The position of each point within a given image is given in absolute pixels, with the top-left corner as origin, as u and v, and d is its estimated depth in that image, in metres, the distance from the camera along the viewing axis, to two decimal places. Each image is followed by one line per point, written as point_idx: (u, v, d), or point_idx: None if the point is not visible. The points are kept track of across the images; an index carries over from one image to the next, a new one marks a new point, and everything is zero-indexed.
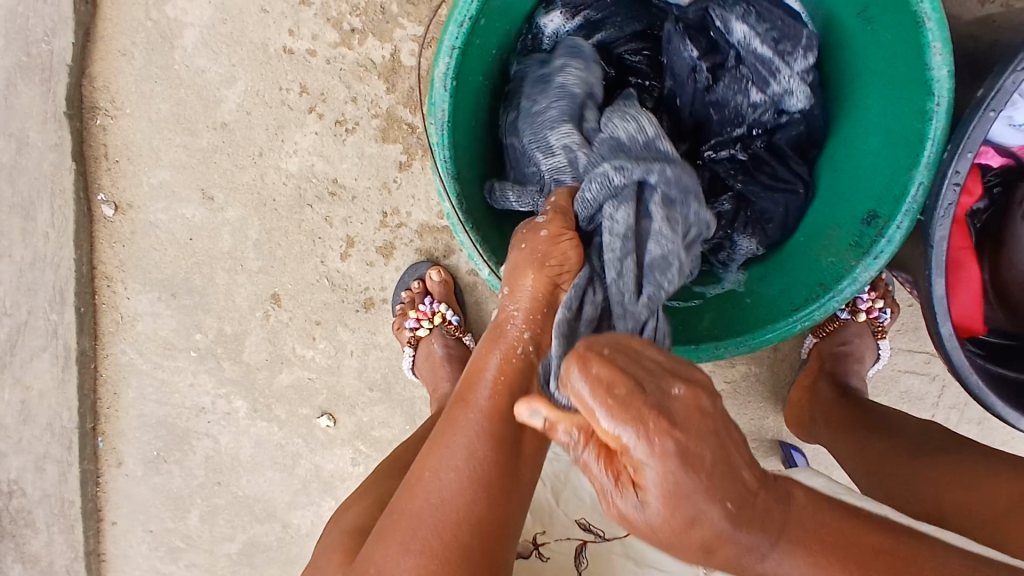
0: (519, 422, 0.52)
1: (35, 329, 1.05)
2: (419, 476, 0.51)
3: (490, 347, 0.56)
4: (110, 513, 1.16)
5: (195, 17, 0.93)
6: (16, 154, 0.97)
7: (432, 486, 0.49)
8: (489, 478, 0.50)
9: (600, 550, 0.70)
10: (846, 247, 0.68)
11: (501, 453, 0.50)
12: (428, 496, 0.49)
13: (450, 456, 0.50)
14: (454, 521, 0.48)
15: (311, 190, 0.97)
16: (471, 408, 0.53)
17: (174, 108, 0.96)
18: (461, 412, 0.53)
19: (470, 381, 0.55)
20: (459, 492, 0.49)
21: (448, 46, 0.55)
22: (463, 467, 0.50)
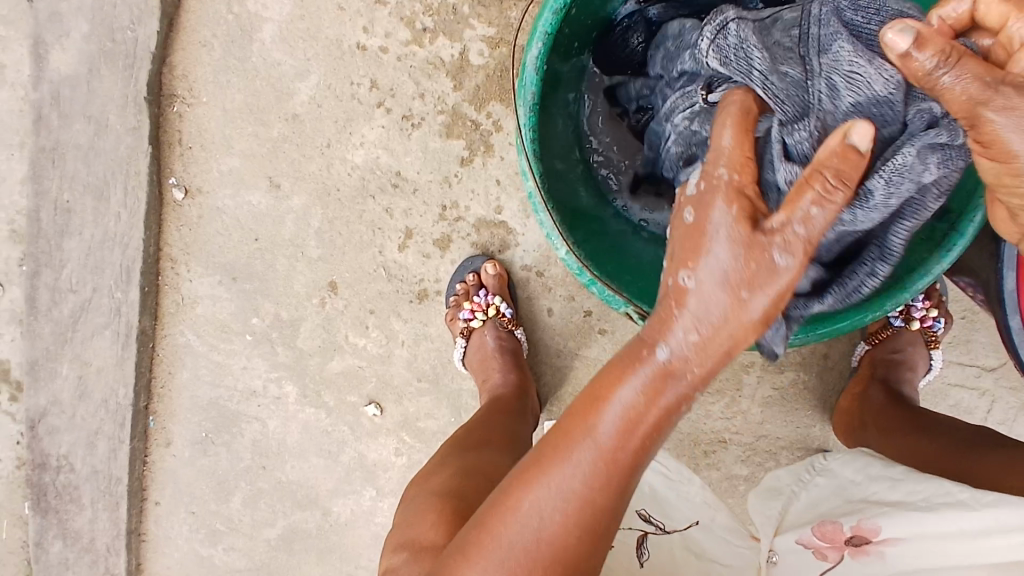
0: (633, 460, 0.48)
1: (99, 307, 1.09)
2: (515, 500, 0.49)
3: (630, 370, 0.48)
4: (155, 492, 1.19)
5: (275, 12, 0.97)
6: (95, 136, 1.02)
7: (528, 517, 0.48)
8: (594, 504, 0.48)
9: (661, 541, 0.77)
10: (920, 241, 0.66)
11: (604, 495, 0.48)
12: (523, 524, 0.48)
13: (555, 487, 0.48)
14: (545, 557, 0.48)
15: (375, 182, 1.00)
16: (590, 441, 0.48)
17: (247, 98, 1.00)
18: (579, 436, 0.48)
19: (596, 398, 0.49)
20: (559, 529, 0.48)
21: (541, 32, 0.58)
22: (567, 504, 0.48)
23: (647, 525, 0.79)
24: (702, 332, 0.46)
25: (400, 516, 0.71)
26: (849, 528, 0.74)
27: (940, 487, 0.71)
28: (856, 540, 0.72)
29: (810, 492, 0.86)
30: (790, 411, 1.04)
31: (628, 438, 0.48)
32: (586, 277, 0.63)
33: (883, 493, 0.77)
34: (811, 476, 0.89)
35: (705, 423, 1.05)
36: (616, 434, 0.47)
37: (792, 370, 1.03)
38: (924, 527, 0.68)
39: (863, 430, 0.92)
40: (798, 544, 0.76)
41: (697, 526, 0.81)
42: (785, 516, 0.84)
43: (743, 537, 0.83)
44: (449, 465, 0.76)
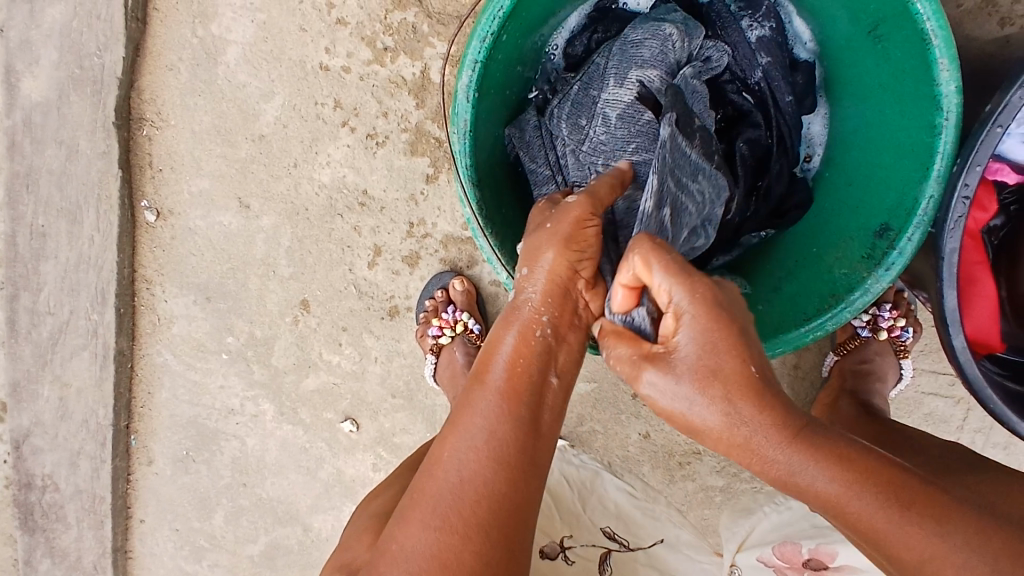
0: (533, 396, 0.55)
1: (77, 329, 1.10)
2: (437, 457, 0.52)
3: (506, 325, 0.58)
4: (139, 511, 1.20)
5: (238, 35, 0.98)
6: (66, 161, 1.03)
7: (450, 467, 0.51)
8: (511, 441, 0.52)
9: (624, 559, 0.75)
10: (859, 258, 0.69)
11: (519, 434, 0.52)
12: (449, 472, 0.51)
13: (467, 435, 0.52)
14: (476, 499, 0.49)
15: (342, 201, 1.01)
16: (485, 388, 0.55)
17: (215, 121, 1.01)
18: (476, 391, 0.55)
19: (485, 359, 0.57)
20: (478, 471, 0.50)
21: (471, 60, 0.58)
22: (481, 444, 0.51)
23: (610, 542, 0.77)
24: (545, 283, 0.58)
25: (346, 537, 0.70)
26: (808, 550, 0.75)
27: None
28: (814, 564, 0.74)
29: (778, 515, 0.83)
30: None
31: (520, 375, 0.55)
32: None
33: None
34: (785, 497, 0.86)
35: (678, 436, 1.05)
36: (506, 375, 0.55)
37: None
38: None
39: None
40: (759, 562, 0.77)
41: (661, 544, 0.79)
42: (751, 535, 0.82)
43: (707, 553, 0.80)
44: (397, 485, 0.76)
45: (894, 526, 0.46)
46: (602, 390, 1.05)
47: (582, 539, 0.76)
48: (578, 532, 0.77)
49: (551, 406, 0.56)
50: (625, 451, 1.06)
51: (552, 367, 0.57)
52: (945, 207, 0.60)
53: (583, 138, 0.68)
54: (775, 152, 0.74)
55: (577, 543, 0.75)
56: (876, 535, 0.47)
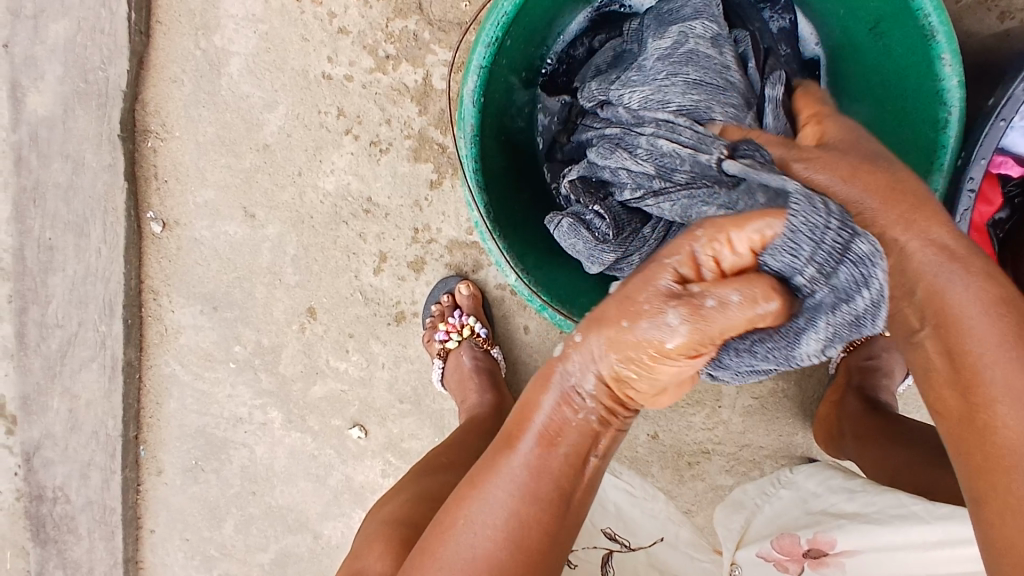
0: (565, 484, 0.51)
1: (85, 341, 1.11)
2: (452, 521, 0.51)
3: (545, 387, 0.51)
4: (149, 521, 1.20)
5: (241, 46, 0.99)
6: (73, 174, 1.04)
7: (462, 537, 0.50)
8: (530, 524, 0.50)
9: (626, 559, 0.74)
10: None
11: (545, 516, 0.50)
12: (460, 544, 0.50)
13: (488, 510, 0.50)
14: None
15: (347, 208, 1.02)
16: (517, 454, 0.50)
17: (219, 131, 1.02)
18: (503, 457, 0.51)
19: (520, 418, 0.52)
20: (494, 551, 0.49)
21: (475, 65, 0.59)
22: (502, 523, 0.49)
23: (612, 543, 0.76)
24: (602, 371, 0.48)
25: (357, 543, 0.71)
26: (806, 540, 0.75)
27: (894, 500, 0.73)
28: (814, 553, 0.74)
29: (771, 507, 0.86)
30: (772, 420, 1.03)
31: (551, 452, 0.50)
32: (537, 303, 0.64)
33: (841, 504, 0.79)
34: (775, 489, 0.90)
35: (688, 436, 1.05)
36: (537, 448, 0.50)
37: (771, 379, 1.03)
38: (878, 540, 0.71)
39: (843, 441, 0.90)
40: (759, 557, 0.76)
41: (661, 543, 0.80)
42: (748, 530, 0.84)
43: (707, 551, 0.83)
44: (405, 492, 0.76)
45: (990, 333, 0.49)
46: None
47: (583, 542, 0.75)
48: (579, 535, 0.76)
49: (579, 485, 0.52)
50: (634, 451, 1.06)
51: (588, 448, 0.52)
52: (952, 201, 0.64)
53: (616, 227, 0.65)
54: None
55: (579, 547, 0.74)
56: (953, 325, 0.50)
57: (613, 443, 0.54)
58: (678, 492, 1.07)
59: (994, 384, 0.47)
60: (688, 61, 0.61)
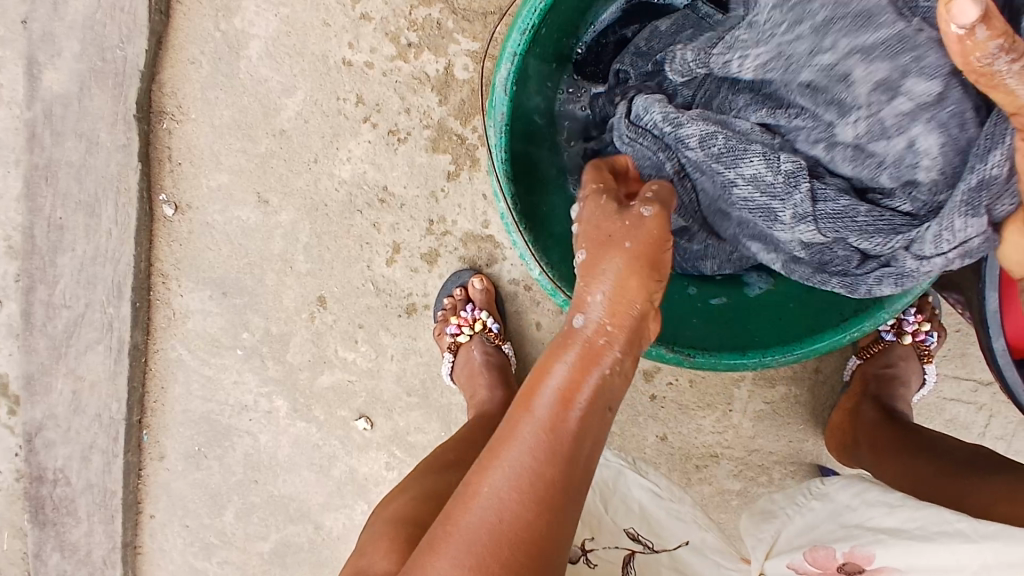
0: (582, 428, 0.51)
1: (91, 322, 1.10)
2: (474, 489, 0.50)
3: (562, 345, 0.53)
4: (150, 506, 1.19)
5: (261, 29, 0.98)
6: (86, 153, 1.02)
7: (485, 505, 0.49)
8: (554, 480, 0.49)
9: (647, 559, 0.72)
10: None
11: (564, 466, 0.50)
12: (483, 509, 0.49)
13: (505, 473, 0.50)
14: (507, 540, 0.48)
15: (362, 197, 1.01)
16: (533, 416, 0.51)
17: (236, 115, 1.01)
18: (523, 417, 0.51)
19: (535, 379, 0.53)
20: (518, 513, 0.49)
21: (509, 52, 0.57)
22: (522, 481, 0.49)
23: (635, 543, 0.74)
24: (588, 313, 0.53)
25: (366, 540, 0.69)
26: (842, 554, 0.69)
27: (938, 515, 0.66)
28: (849, 568, 0.68)
29: (805, 517, 0.80)
30: (783, 425, 1.02)
31: (571, 408, 0.51)
32: (560, 297, 0.63)
33: (881, 517, 0.71)
34: (807, 499, 0.83)
35: (696, 439, 1.04)
36: (557, 404, 0.51)
37: (784, 384, 1.02)
38: (922, 558, 0.63)
39: (856, 449, 0.90)
40: (790, 569, 0.72)
41: (685, 547, 0.75)
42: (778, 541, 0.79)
43: (732, 559, 0.77)
44: (415, 488, 0.75)
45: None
46: None
47: (604, 541, 0.74)
48: (600, 532, 0.75)
49: (596, 430, 0.53)
50: (642, 452, 1.05)
51: (609, 398, 0.53)
52: None
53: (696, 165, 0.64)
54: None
55: (598, 545, 0.73)
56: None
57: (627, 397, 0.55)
58: None
59: None
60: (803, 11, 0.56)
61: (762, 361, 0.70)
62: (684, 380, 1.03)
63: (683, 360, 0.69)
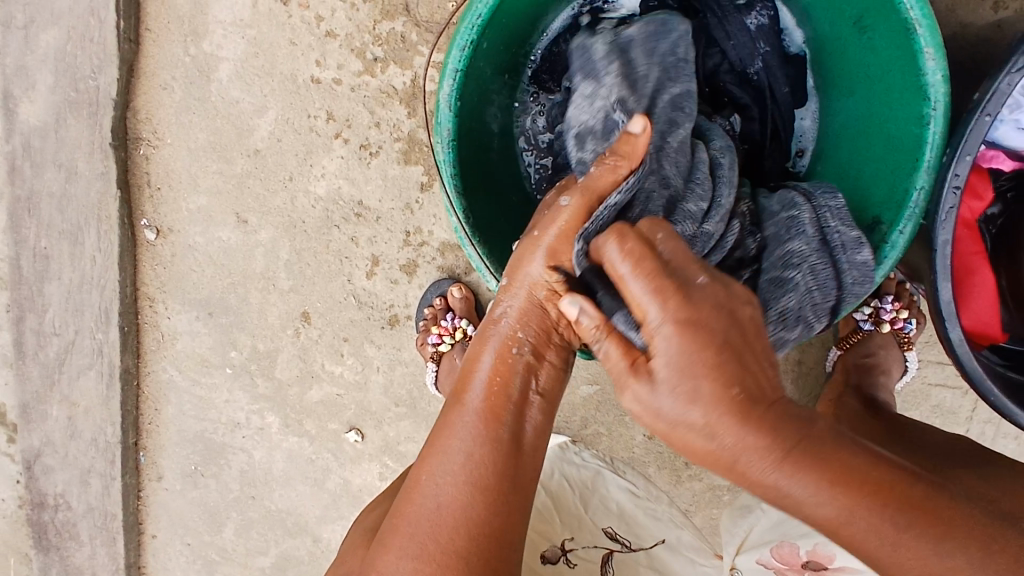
0: (511, 422, 0.57)
1: (82, 348, 1.11)
2: (416, 480, 0.56)
3: (484, 346, 0.60)
4: (151, 526, 1.20)
5: (229, 52, 0.99)
6: (65, 183, 1.04)
7: (427, 492, 0.54)
8: (487, 465, 0.54)
9: (627, 558, 0.75)
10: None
11: (494, 454, 0.55)
12: (429, 498, 0.54)
13: (444, 463, 0.55)
14: (451, 527, 0.52)
15: (339, 212, 1.01)
16: (464, 408, 0.58)
17: (210, 137, 1.02)
18: (455, 413, 0.58)
19: (464, 381, 0.60)
20: (455, 498, 0.53)
21: (451, 69, 0.59)
22: (458, 467, 0.54)
23: (613, 542, 0.76)
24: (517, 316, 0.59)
25: (343, 551, 0.70)
26: (806, 552, 0.74)
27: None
28: (813, 566, 0.73)
29: (773, 511, 0.81)
30: None
31: (498, 400, 0.57)
32: None
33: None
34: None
35: None
36: (484, 400, 0.57)
37: None
38: None
39: None
40: (758, 565, 0.75)
41: (662, 546, 0.78)
42: (750, 535, 0.81)
43: (706, 556, 0.82)
44: (391, 497, 0.76)
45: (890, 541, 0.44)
46: (606, 394, 1.04)
47: (584, 541, 0.75)
48: (579, 534, 0.76)
49: (528, 420, 0.58)
50: (631, 452, 1.05)
51: (530, 389, 0.59)
52: (936, 199, 0.60)
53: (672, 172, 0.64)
54: (769, 148, 0.75)
55: (579, 545, 0.75)
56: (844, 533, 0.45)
57: (553, 390, 0.61)
58: (676, 493, 1.06)
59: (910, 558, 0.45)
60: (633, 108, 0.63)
61: None
62: None
63: None
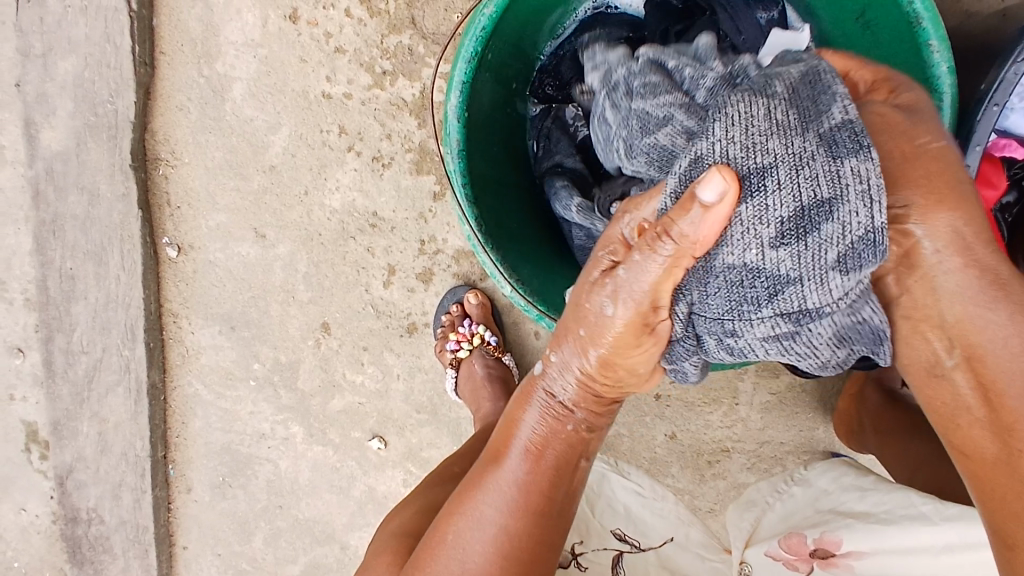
0: (548, 492, 0.56)
1: (110, 365, 1.14)
2: (441, 538, 0.56)
3: (527, 406, 0.57)
4: (181, 538, 1.22)
5: (242, 71, 1.01)
6: (89, 206, 1.07)
7: (452, 555, 0.55)
8: (519, 540, 0.54)
9: (636, 560, 0.74)
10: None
11: (528, 522, 0.55)
12: (450, 561, 0.55)
13: (472, 527, 0.55)
14: None
15: (354, 224, 1.03)
16: (503, 471, 0.56)
17: (226, 155, 1.04)
18: (493, 472, 0.57)
19: (505, 436, 0.58)
20: (483, 566, 0.54)
21: (458, 82, 0.61)
22: (491, 536, 0.54)
23: (622, 543, 0.76)
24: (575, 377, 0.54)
25: (369, 553, 0.71)
26: (813, 540, 0.75)
27: (903, 501, 0.74)
28: (820, 553, 0.73)
29: (783, 505, 0.86)
30: (791, 415, 1.02)
31: (537, 465, 0.56)
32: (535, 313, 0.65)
33: (852, 502, 0.79)
34: (787, 485, 0.90)
35: (706, 434, 1.04)
36: (525, 462, 0.56)
37: (788, 373, 1.02)
38: (888, 540, 0.70)
39: (862, 432, 0.90)
40: (768, 556, 0.75)
41: (671, 543, 0.79)
42: (757, 529, 0.83)
43: (715, 551, 0.83)
44: (415, 503, 0.77)
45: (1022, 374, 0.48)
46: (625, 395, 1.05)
47: (593, 544, 0.75)
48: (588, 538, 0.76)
49: (564, 488, 0.57)
50: (652, 453, 1.06)
51: (576, 457, 0.58)
52: None
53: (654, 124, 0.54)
54: None
55: (588, 548, 0.75)
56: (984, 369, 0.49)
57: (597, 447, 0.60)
58: (700, 491, 1.06)
59: None
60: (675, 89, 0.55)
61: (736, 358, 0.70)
62: None
63: None
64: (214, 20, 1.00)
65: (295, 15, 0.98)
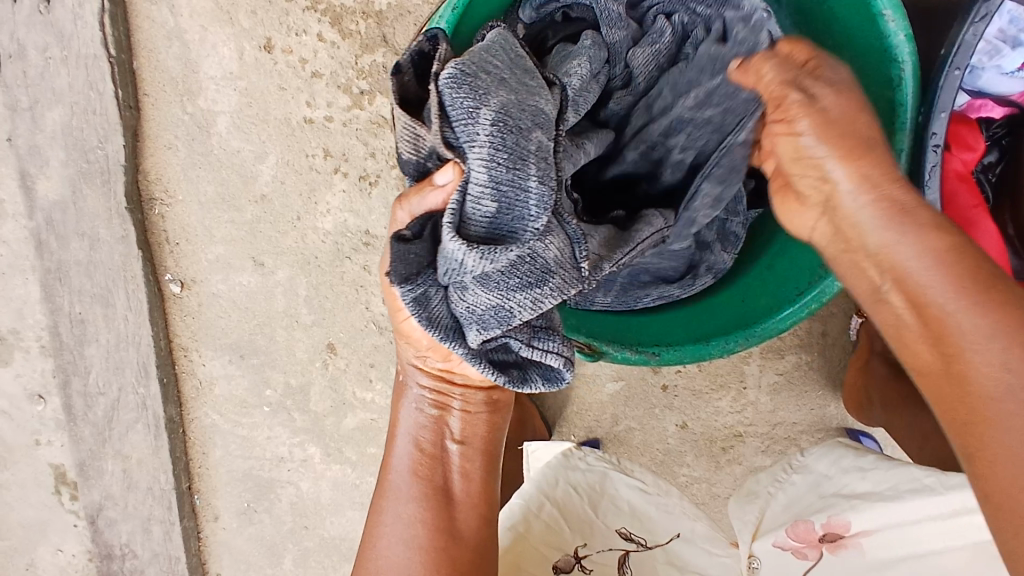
0: (439, 481, 0.64)
1: (127, 404, 1.16)
2: (369, 538, 0.65)
3: (401, 401, 0.66)
4: (214, 566, 1.24)
5: (224, 105, 1.02)
6: (90, 251, 1.09)
7: (379, 549, 0.64)
8: (425, 528, 0.63)
9: (643, 557, 0.79)
10: None
11: (425, 514, 0.63)
12: (379, 556, 0.64)
13: (387, 527, 0.64)
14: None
15: (348, 244, 1.05)
16: (395, 470, 0.65)
17: (218, 188, 1.06)
18: (388, 474, 0.65)
19: (393, 434, 0.67)
20: (400, 558, 0.63)
21: None
22: (399, 533, 0.63)
23: (628, 543, 0.80)
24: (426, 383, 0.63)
25: None
26: (820, 526, 0.76)
27: (905, 475, 0.74)
28: (829, 537, 0.75)
29: (785, 494, 0.85)
30: (801, 394, 1.02)
31: (423, 460, 0.64)
32: None
33: (855, 484, 0.79)
34: (787, 474, 0.88)
35: (718, 421, 1.04)
36: (409, 462, 0.65)
37: (794, 353, 1.01)
38: (892, 521, 0.72)
39: (871, 408, 0.91)
40: (775, 547, 0.77)
41: (677, 539, 0.82)
42: (762, 520, 0.83)
43: (723, 546, 0.85)
44: None
45: (940, 288, 0.44)
46: (631, 387, 1.04)
47: (598, 546, 0.78)
48: (593, 540, 0.79)
49: (455, 466, 0.65)
50: (666, 444, 1.05)
51: (452, 441, 0.65)
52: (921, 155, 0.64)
53: (486, 159, 0.48)
54: None
55: (592, 551, 0.78)
56: (914, 295, 0.45)
57: (482, 434, 0.66)
58: (717, 479, 1.05)
59: (982, 385, 0.42)
60: (502, 164, 0.49)
61: (725, 347, 0.70)
62: (692, 365, 1.03)
63: (648, 359, 0.72)
64: (193, 57, 1.02)
65: (269, 44, 1.00)
